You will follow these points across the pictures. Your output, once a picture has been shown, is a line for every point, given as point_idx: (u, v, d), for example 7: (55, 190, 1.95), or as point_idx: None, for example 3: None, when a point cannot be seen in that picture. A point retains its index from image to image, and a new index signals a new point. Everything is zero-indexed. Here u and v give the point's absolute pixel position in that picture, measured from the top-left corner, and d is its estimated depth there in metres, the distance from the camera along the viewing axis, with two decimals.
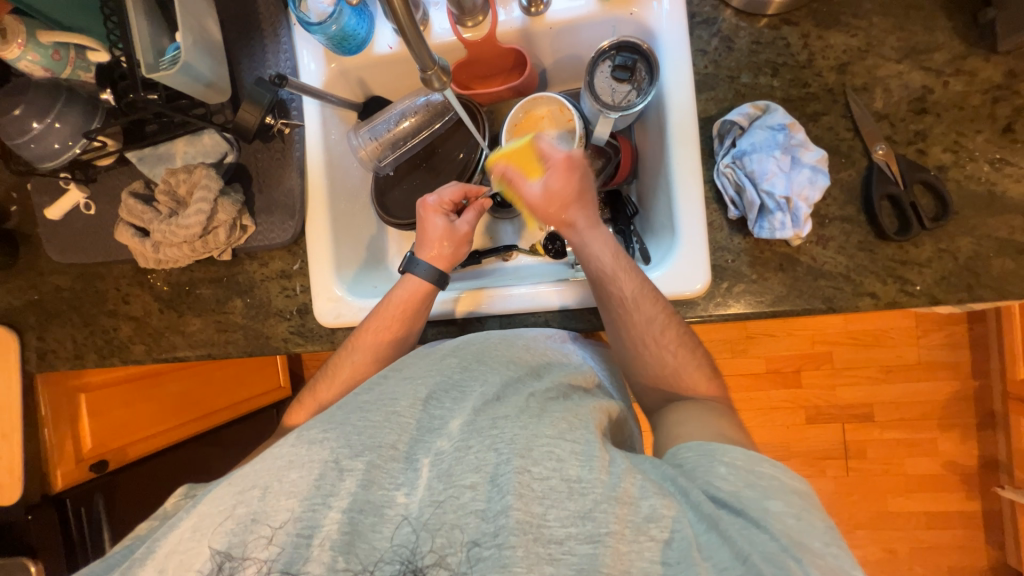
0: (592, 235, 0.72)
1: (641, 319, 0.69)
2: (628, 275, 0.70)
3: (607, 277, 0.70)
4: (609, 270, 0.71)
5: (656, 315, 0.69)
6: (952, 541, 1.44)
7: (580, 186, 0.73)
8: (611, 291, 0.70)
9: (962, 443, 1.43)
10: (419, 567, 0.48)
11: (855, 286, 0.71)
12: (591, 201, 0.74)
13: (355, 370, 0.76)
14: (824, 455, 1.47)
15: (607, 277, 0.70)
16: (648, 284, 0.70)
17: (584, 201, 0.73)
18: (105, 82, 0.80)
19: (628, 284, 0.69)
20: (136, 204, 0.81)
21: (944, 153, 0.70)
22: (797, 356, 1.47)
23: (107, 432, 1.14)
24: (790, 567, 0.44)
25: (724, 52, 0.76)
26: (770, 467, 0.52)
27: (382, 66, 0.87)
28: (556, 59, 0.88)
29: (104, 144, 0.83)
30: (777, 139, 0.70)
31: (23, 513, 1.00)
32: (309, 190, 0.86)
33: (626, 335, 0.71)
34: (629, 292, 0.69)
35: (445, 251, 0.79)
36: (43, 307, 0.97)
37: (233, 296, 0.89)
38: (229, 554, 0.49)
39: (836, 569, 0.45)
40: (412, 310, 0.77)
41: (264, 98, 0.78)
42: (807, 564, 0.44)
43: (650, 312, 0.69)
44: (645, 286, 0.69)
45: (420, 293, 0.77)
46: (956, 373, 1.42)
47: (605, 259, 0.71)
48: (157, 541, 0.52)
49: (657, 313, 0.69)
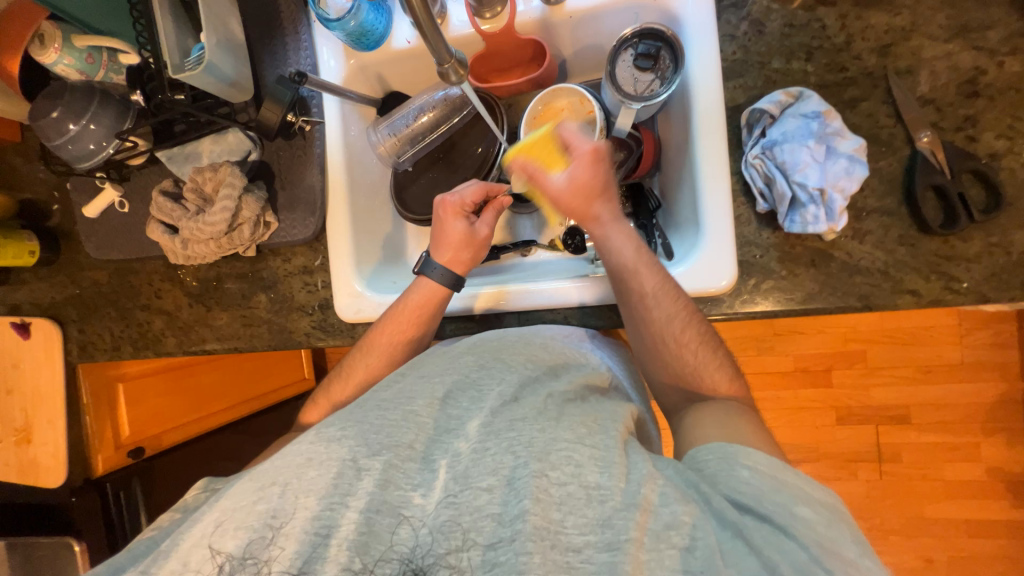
0: (614, 229, 0.71)
1: (661, 316, 0.67)
2: (650, 270, 0.68)
3: (629, 271, 0.69)
4: (630, 264, 0.69)
5: (677, 313, 0.67)
6: (995, 550, 1.37)
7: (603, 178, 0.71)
8: (632, 286, 0.68)
9: (1008, 448, 1.35)
10: (422, 567, 0.49)
11: (894, 282, 0.67)
12: (614, 195, 0.73)
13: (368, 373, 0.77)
14: (856, 458, 1.41)
15: (628, 271, 0.69)
16: (670, 281, 0.68)
17: (608, 195, 0.72)
18: (135, 83, 0.84)
19: (650, 279, 0.68)
20: (165, 202, 0.84)
21: (997, 140, 0.65)
22: (827, 354, 1.41)
23: (143, 421, 1.19)
24: None
25: (754, 37, 0.72)
26: (795, 475, 0.50)
27: (400, 61, 0.87)
28: (576, 49, 0.86)
29: (136, 144, 0.86)
30: (810, 127, 0.67)
31: (68, 495, 1.05)
32: (330, 186, 0.87)
33: (645, 331, 0.69)
34: (651, 287, 0.67)
35: (463, 254, 0.79)
36: (83, 302, 1.02)
37: (257, 292, 0.91)
38: (245, 557, 0.50)
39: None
40: (425, 314, 0.77)
41: (285, 96, 0.80)
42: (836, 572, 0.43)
43: (671, 309, 0.67)
44: (667, 282, 0.68)
45: (434, 297, 0.77)
46: (1004, 374, 1.33)
47: (627, 253, 0.69)
48: (182, 532, 0.54)
49: (679, 311, 0.67)
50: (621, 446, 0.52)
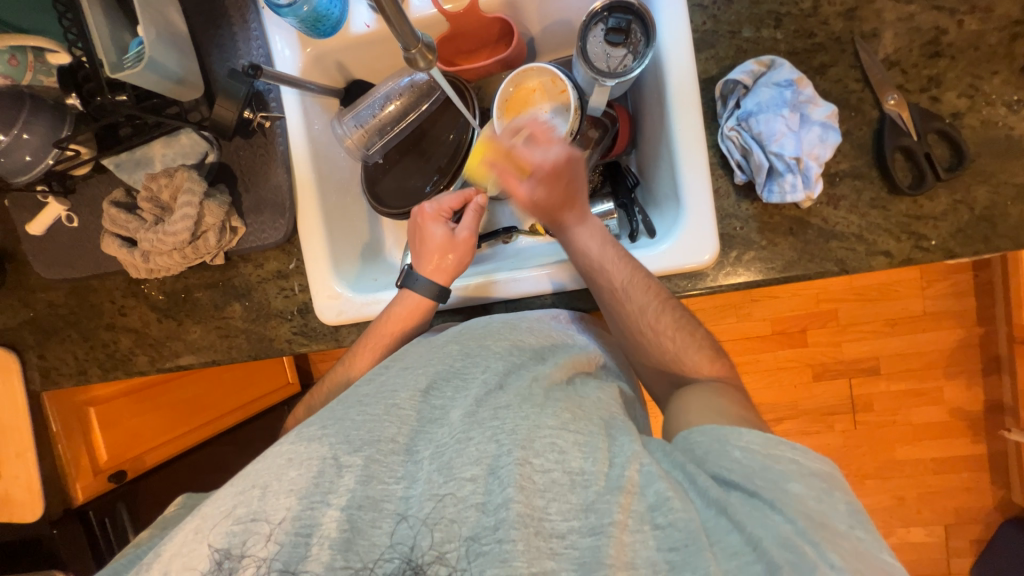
0: (581, 230, 0.70)
1: (633, 309, 0.67)
2: (616, 265, 0.68)
3: (595, 270, 0.69)
4: (597, 262, 0.69)
5: (649, 304, 0.67)
6: (960, 484, 1.47)
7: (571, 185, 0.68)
8: (601, 284, 0.69)
9: (968, 389, 1.44)
10: (419, 566, 0.46)
11: (868, 245, 0.69)
12: (581, 198, 0.70)
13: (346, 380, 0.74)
14: (832, 411, 1.49)
15: (594, 270, 0.69)
16: (638, 273, 0.68)
17: (574, 200, 0.69)
18: (68, 85, 0.76)
19: (616, 275, 0.67)
20: (119, 213, 0.79)
21: (959, 99, 0.67)
22: (802, 316, 1.46)
23: (121, 443, 1.14)
24: (807, 554, 0.42)
25: (723, 6, 0.72)
26: (787, 449, 0.50)
27: (361, 47, 0.83)
28: (544, 26, 0.84)
29: (78, 153, 0.79)
30: (784, 96, 0.67)
31: (48, 527, 1.01)
32: (297, 185, 0.82)
33: (621, 325, 0.69)
34: (619, 283, 0.67)
35: (444, 262, 0.76)
36: (40, 326, 0.95)
37: (231, 301, 0.87)
38: (232, 551, 0.47)
39: (860, 552, 0.44)
40: (407, 326, 0.75)
41: (240, 91, 0.75)
42: (825, 551, 0.42)
43: (642, 300, 0.67)
44: (635, 273, 0.68)
45: (414, 309, 0.74)
46: (964, 321, 1.41)
47: (591, 252, 0.69)
48: (162, 544, 0.50)
49: (651, 301, 0.67)
50: (605, 433, 0.52)
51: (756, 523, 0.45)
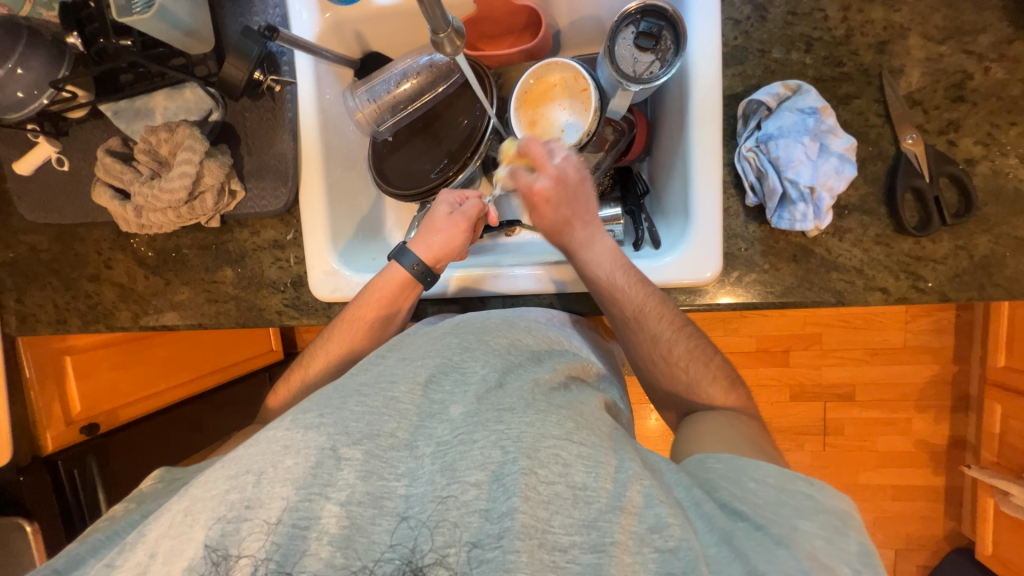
0: (592, 250, 0.70)
1: (647, 336, 0.68)
2: (630, 291, 0.67)
3: (609, 297, 0.69)
4: (610, 285, 0.68)
5: (663, 331, 0.67)
6: (916, 511, 1.53)
7: (560, 212, 0.70)
8: (614, 310, 0.69)
9: (936, 423, 1.49)
10: (419, 567, 0.46)
11: (867, 280, 0.69)
12: (581, 218, 0.71)
13: (327, 361, 0.73)
14: (804, 432, 1.53)
15: (607, 297, 0.69)
16: (653, 300, 0.67)
17: (570, 224, 0.70)
18: (68, 23, 0.71)
19: (630, 302, 0.67)
20: (115, 163, 0.76)
21: (975, 146, 0.68)
22: (788, 336, 1.49)
23: (96, 396, 1.12)
24: None
25: (757, 22, 0.71)
26: (802, 486, 0.51)
27: (383, 20, 0.80)
28: (572, 21, 0.82)
29: (74, 96, 0.76)
30: (807, 123, 0.66)
31: (14, 474, 0.98)
32: (303, 156, 0.80)
33: (634, 350, 0.70)
34: (632, 310, 0.67)
35: (434, 240, 0.74)
36: (20, 270, 0.92)
37: (223, 266, 0.85)
38: (223, 543, 0.47)
39: None
40: (389, 303, 0.74)
41: (253, 52, 0.70)
42: None
43: (656, 330, 0.67)
44: (649, 299, 0.67)
45: (397, 285, 0.73)
46: (941, 358, 1.45)
47: (602, 278, 0.69)
48: (149, 523, 0.50)
49: (666, 332, 0.67)
50: (608, 445, 0.52)
51: (761, 557, 0.45)
